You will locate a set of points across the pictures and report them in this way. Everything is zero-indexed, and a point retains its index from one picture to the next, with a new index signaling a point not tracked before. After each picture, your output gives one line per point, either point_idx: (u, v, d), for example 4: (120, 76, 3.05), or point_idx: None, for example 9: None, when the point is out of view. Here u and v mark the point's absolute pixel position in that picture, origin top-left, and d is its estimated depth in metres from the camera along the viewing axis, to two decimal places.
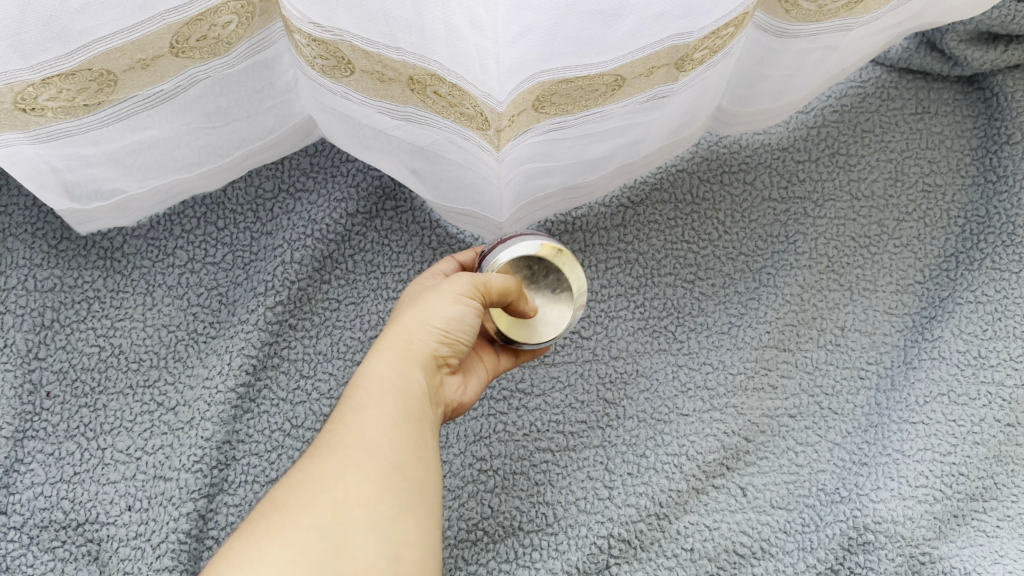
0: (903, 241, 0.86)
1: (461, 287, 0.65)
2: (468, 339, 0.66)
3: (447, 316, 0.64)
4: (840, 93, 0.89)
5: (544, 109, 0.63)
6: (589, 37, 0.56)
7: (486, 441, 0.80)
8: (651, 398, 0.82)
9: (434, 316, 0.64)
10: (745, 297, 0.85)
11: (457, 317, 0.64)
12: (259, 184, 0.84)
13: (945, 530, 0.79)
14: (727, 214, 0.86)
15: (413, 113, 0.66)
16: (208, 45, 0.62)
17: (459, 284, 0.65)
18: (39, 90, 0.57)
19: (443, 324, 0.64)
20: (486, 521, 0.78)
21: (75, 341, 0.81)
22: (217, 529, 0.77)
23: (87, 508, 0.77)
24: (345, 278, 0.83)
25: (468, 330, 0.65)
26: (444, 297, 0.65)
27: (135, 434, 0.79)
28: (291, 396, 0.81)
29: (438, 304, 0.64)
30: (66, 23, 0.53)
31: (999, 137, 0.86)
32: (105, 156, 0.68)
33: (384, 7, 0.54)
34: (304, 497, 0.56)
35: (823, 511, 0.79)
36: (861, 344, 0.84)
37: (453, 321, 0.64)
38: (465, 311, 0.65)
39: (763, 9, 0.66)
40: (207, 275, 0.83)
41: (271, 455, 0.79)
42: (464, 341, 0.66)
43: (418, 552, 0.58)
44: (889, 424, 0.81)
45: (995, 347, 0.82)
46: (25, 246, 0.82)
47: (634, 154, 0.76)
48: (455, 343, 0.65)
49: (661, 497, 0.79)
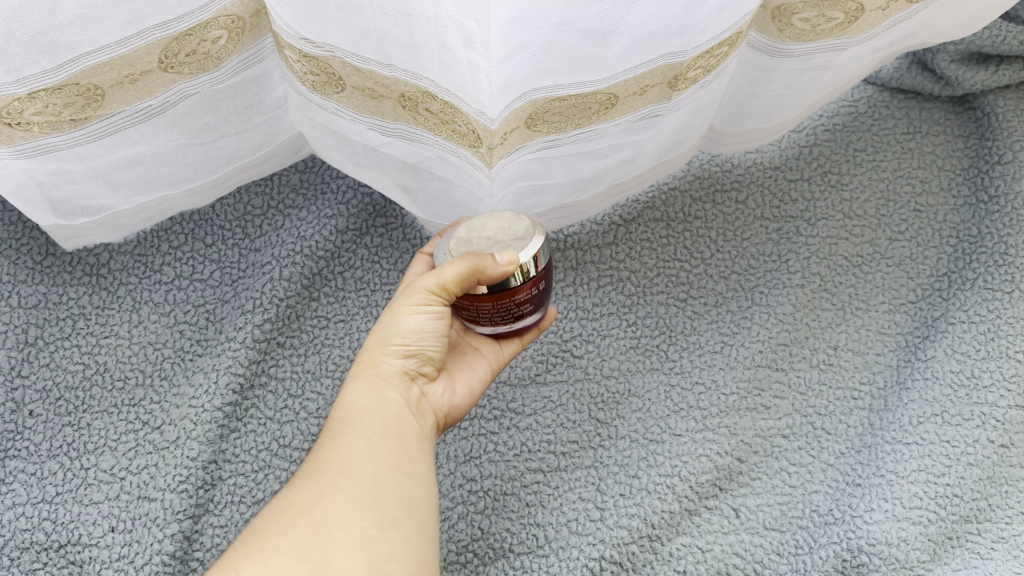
0: (895, 260, 0.86)
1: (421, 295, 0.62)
2: (437, 345, 0.65)
3: (412, 328, 0.64)
4: (832, 112, 0.89)
5: (537, 127, 0.63)
6: (583, 56, 0.55)
7: (476, 461, 0.79)
8: (644, 418, 0.81)
9: (395, 332, 0.64)
10: (737, 317, 0.84)
11: (418, 326, 0.64)
12: (248, 201, 0.84)
13: (940, 552, 0.78)
14: (719, 232, 0.86)
15: (403, 130, 0.65)
16: (198, 60, 0.61)
17: (415, 291, 0.63)
18: (24, 104, 0.56)
19: (403, 339, 0.64)
20: (476, 542, 0.77)
21: (59, 359, 0.79)
22: (202, 551, 0.75)
23: (69, 529, 0.75)
24: (334, 296, 0.83)
25: (436, 332, 0.64)
26: (402, 310, 0.63)
27: (119, 453, 0.77)
28: (278, 415, 0.79)
29: (393, 319, 0.64)
30: (53, 36, 0.52)
31: (991, 157, 0.87)
32: (92, 172, 0.67)
33: (376, 23, 0.54)
34: (282, 522, 0.56)
35: (817, 532, 0.78)
36: (855, 364, 0.83)
37: (414, 331, 0.64)
38: (425, 318, 0.64)
39: (756, 29, 0.66)
40: (195, 292, 0.82)
41: (258, 475, 0.77)
42: (437, 348, 0.66)
43: (407, 565, 0.57)
44: (882, 445, 0.80)
45: (988, 368, 0.82)
46: (10, 262, 0.81)
47: (626, 172, 0.76)
48: (423, 351, 0.65)
49: (654, 519, 0.78)
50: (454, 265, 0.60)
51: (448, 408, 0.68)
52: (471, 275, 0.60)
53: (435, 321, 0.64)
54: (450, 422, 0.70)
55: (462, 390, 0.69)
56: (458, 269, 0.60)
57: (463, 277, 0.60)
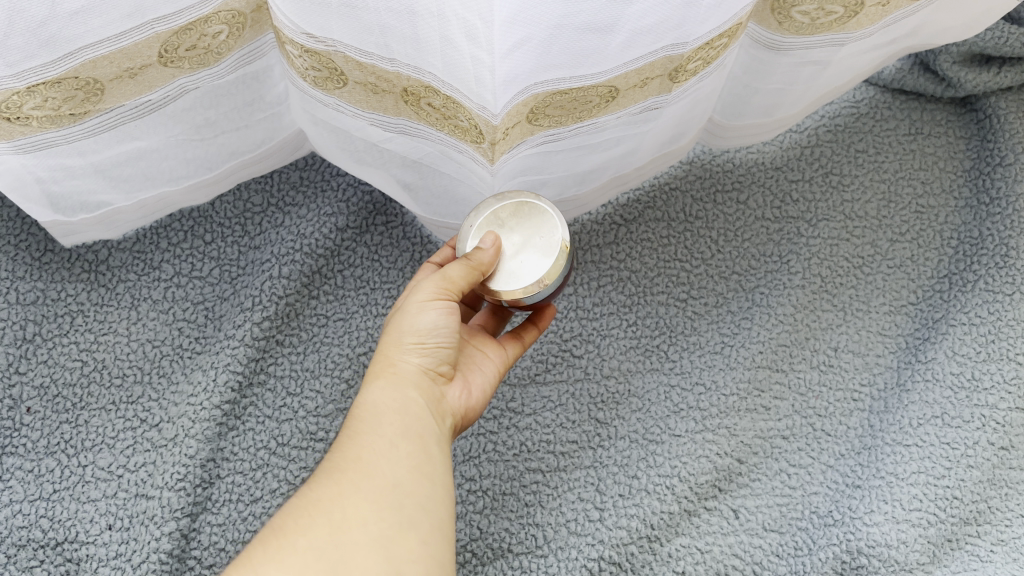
0: (896, 261, 0.86)
1: (431, 293, 0.63)
2: (451, 344, 0.64)
3: (428, 325, 0.63)
4: (834, 113, 0.89)
5: (539, 122, 0.63)
6: (584, 49, 0.55)
7: (475, 461, 0.79)
8: (643, 419, 0.81)
9: (410, 330, 0.63)
10: (738, 317, 0.84)
11: (434, 323, 0.63)
12: (248, 198, 0.84)
13: (939, 554, 0.78)
14: (720, 233, 0.86)
15: (406, 125, 0.65)
16: (198, 54, 0.61)
17: (426, 287, 0.63)
18: (24, 98, 0.56)
19: (418, 336, 0.63)
20: (475, 542, 0.77)
21: (56, 356, 0.79)
22: (200, 549, 0.75)
23: (66, 527, 0.75)
24: (334, 294, 0.82)
25: (452, 329, 0.63)
26: (415, 306, 0.63)
27: (116, 450, 0.77)
28: (277, 414, 0.79)
29: (408, 317, 0.63)
30: (54, 30, 0.52)
31: (992, 159, 0.87)
32: (91, 167, 0.67)
33: (378, 18, 0.53)
34: (299, 522, 0.56)
35: (816, 534, 0.78)
36: (855, 365, 0.83)
37: (429, 328, 0.63)
38: (439, 315, 0.63)
39: (756, 21, 0.65)
40: (194, 289, 0.82)
41: (255, 474, 0.77)
42: (454, 345, 0.65)
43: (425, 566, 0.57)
44: (882, 446, 0.80)
45: (989, 370, 0.81)
46: (7, 258, 0.81)
47: (627, 165, 0.75)
48: (440, 350, 0.64)
49: (653, 519, 0.77)
50: (460, 267, 0.62)
51: (465, 409, 0.67)
52: (477, 275, 0.62)
53: (449, 318, 0.63)
54: (467, 424, 0.69)
55: (477, 390, 0.69)
56: (463, 270, 0.62)
57: (470, 277, 0.62)
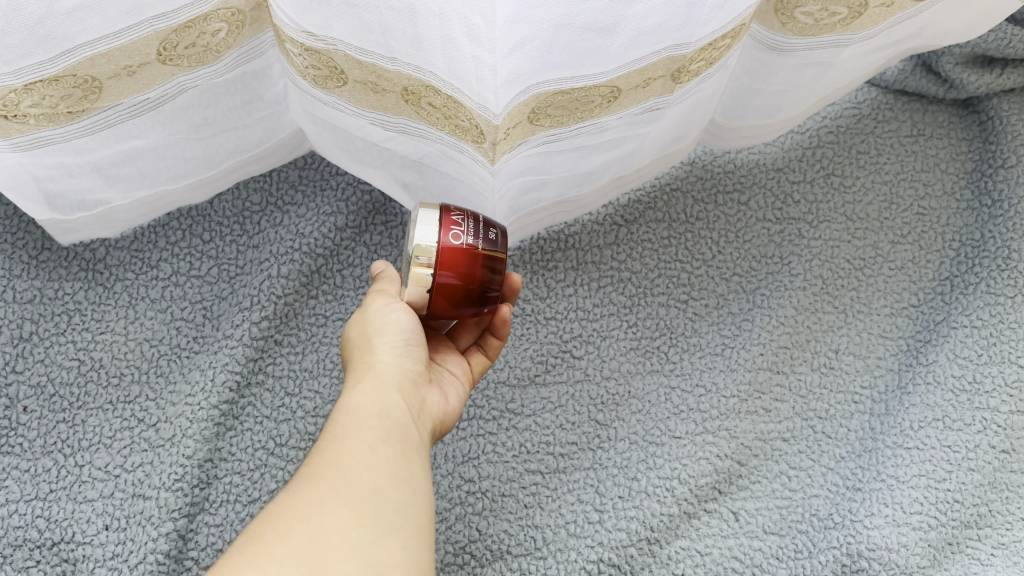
0: (898, 264, 0.85)
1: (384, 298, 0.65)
2: (420, 341, 0.66)
3: (395, 322, 0.64)
4: (835, 114, 0.89)
5: (539, 122, 0.62)
6: (586, 50, 0.55)
7: (474, 462, 0.78)
8: (643, 421, 0.80)
9: (382, 329, 0.64)
10: (739, 318, 0.84)
11: (400, 320, 0.64)
12: (247, 197, 0.83)
13: (940, 558, 0.78)
14: (720, 234, 0.85)
15: (406, 125, 0.65)
16: (197, 52, 0.60)
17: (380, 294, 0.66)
18: (21, 96, 0.55)
19: (390, 335, 0.64)
20: (474, 544, 0.76)
21: (53, 355, 0.79)
22: (197, 550, 0.75)
23: (62, 527, 0.74)
24: (333, 294, 0.82)
25: (417, 326, 0.65)
26: (379, 308, 0.65)
27: (113, 451, 0.77)
28: (275, 414, 0.78)
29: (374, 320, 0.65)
30: (51, 27, 0.51)
31: (994, 161, 0.86)
32: (89, 166, 0.66)
33: (380, 17, 0.53)
34: (278, 527, 0.55)
35: (816, 536, 0.78)
36: (856, 368, 0.83)
37: (397, 325, 0.64)
38: (404, 313, 0.64)
39: (759, 21, 0.65)
40: (192, 289, 0.81)
41: (254, 474, 0.77)
42: (423, 343, 0.66)
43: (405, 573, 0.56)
44: (882, 449, 0.80)
45: (991, 373, 0.81)
46: (5, 256, 0.80)
47: (627, 166, 0.75)
48: (411, 349, 0.65)
49: (653, 521, 0.77)
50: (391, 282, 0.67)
51: (443, 415, 0.68)
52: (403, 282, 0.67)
53: (415, 313, 0.65)
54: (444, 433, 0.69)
55: (453, 395, 0.70)
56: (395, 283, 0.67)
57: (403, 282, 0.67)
